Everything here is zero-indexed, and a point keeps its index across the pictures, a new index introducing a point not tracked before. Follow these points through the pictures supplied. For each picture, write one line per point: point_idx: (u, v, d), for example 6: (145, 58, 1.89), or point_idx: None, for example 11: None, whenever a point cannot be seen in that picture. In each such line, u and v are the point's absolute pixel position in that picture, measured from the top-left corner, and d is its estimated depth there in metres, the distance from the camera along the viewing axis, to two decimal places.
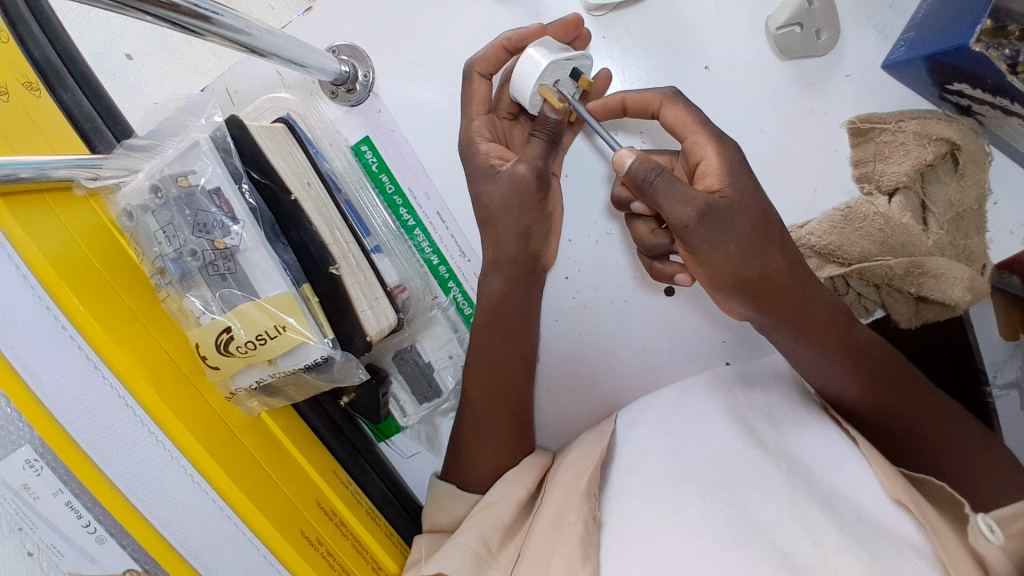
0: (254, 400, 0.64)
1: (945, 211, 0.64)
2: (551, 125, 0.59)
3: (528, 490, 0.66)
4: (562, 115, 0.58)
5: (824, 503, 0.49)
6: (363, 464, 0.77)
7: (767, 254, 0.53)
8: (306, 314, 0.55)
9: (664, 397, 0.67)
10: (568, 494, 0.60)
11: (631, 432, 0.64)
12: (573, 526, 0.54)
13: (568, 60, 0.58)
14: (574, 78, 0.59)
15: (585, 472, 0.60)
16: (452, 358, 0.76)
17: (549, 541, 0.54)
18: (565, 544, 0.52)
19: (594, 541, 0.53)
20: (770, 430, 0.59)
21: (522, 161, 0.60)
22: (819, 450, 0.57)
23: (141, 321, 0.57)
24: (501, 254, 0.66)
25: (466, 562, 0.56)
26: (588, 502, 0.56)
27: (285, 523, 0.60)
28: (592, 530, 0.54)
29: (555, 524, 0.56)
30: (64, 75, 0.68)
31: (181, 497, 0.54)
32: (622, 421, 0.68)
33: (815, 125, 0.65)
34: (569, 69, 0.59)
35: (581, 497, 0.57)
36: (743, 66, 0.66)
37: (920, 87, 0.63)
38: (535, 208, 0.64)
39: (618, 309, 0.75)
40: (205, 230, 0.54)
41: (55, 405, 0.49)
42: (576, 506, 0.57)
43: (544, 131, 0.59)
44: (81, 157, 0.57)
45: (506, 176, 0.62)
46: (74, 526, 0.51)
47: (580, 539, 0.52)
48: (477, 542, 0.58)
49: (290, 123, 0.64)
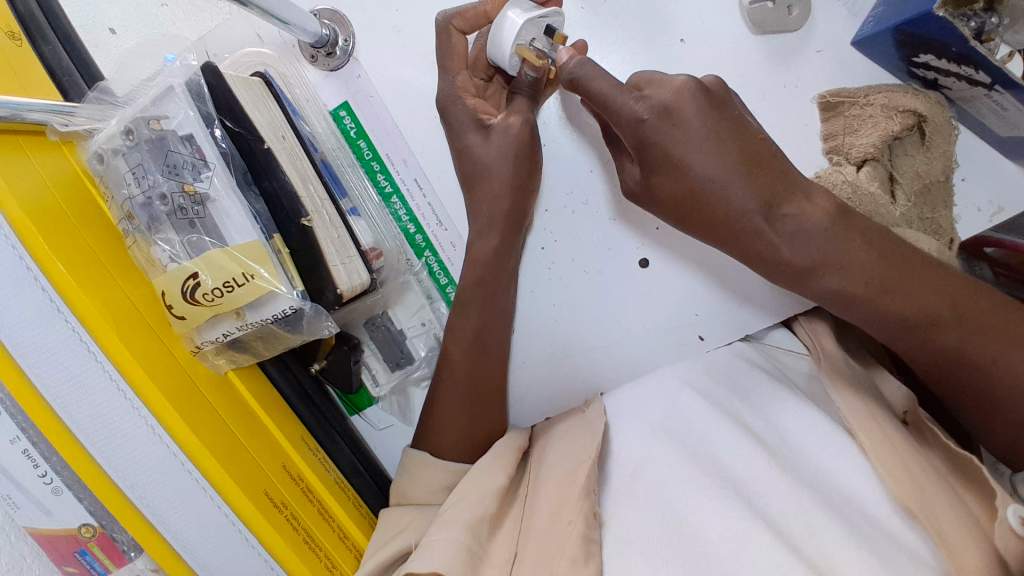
0: (221, 357, 0.63)
1: (912, 182, 0.65)
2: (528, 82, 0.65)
3: (508, 475, 0.65)
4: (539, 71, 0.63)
5: (837, 512, 0.52)
6: (332, 432, 0.75)
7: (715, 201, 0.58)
8: (275, 265, 0.55)
9: (648, 390, 0.68)
10: (565, 488, 0.59)
11: (628, 423, 0.66)
12: (573, 524, 0.55)
13: (542, 18, 0.61)
14: (549, 35, 0.62)
15: (583, 466, 0.60)
16: (425, 325, 0.76)
17: (551, 542, 0.55)
18: (567, 542, 0.54)
19: (595, 538, 0.55)
20: (761, 425, 0.62)
21: (514, 114, 0.65)
22: (801, 437, 0.60)
23: (106, 268, 0.56)
24: (497, 210, 0.67)
25: (461, 561, 0.55)
26: (588, 497, 0.57)
27: (249, 484, 0.59)
28: (592, 526, 0.55)
29: (553, 521, 0.57)
30: (46, 29, 0.68)
31: (140, 449, 0.53)
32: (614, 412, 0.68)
33: (786, 100, 0.67)
34: (544, 26, 0.61)
35: (580, 493, 0.58)
36: (717, 40, 0.67)
37: (888, 63, 0.65)
38: (527, 167, 0.67)
39: (594, 282, 0.75)
40: (176, 172, 0.53)
41: (14, 345, 0.48)
42: (572, 502, 0.57)
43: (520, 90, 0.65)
44: (56, 103, 0.56)
45: (500, 130, 0.66)
46: (30, 476, 0.50)
47: (581, 537, 0.54)
48: (468, 536, 0.57)
49: (267, 79, 0.63)
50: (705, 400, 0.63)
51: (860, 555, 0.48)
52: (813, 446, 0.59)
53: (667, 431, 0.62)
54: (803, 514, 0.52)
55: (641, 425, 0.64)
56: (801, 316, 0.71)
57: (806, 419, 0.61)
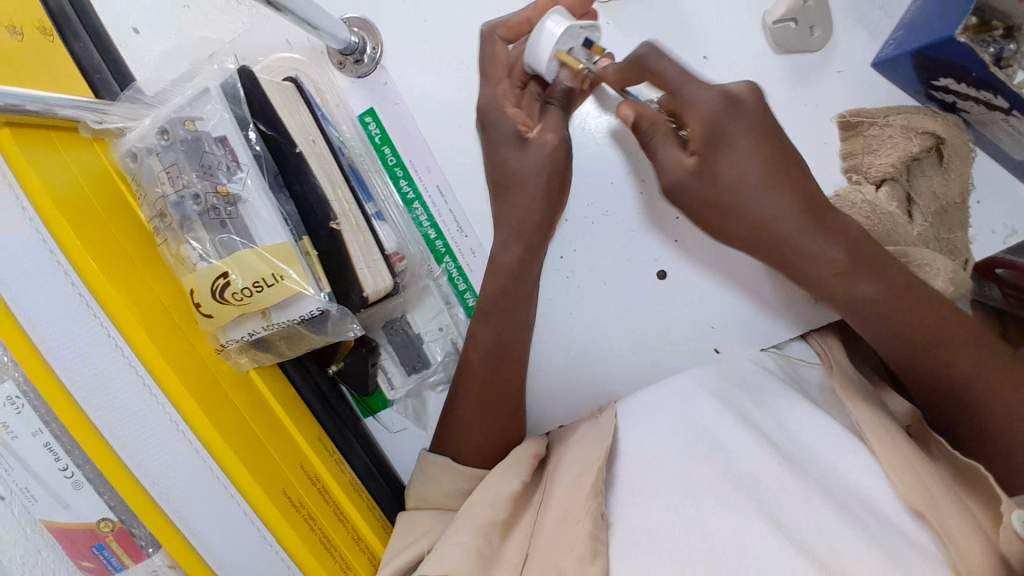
0: (244, 356, 0.64)
1: (930, 203, 0.66)
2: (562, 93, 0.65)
3: (522, 481, 0.65)
4: (576, 81, 0.64)
5: (848, 513, 0.52)
6: (348, 435, 0.76)
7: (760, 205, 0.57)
8: (305, 266, 0.56)
9: (662, 394, 0.69)
10: (575, 487, 0.60)
11: (638, 426, 0.66)
12: (582, 524, 0.55)
13: (582, 29, 0.62)
14: (587, 46, 0.62)
15: (592, 468, 0.60)
16: (442, 331, 0.77)
17: (557, 540, 0.55)
18: (575, 541, 0.54)
19: (602, 538, 0.55)
20: (775, 429, 0.62)
21: (549, 131, 0.65)
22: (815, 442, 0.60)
23: (134, 264, 0.57)
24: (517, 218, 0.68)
25: (469, 562, 0.55)
26: (597, 498, 0.57)
27: (268, 482, 0.59)
28: (600, 527, 0.55)
29: (562, 521, 0.57)
30: (77, 26, 0.68)
31: (164, 443, 0.54)
32: (624, 415, 0.69)
33: (807, 119, 0.68)
34: (584, 37, 0.62)
35: (589, 493, 0.57)
36: (741, 59, 0.68)
37: (907, 85, 0.66)
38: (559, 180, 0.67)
39: (612, 292, 0.77)
40: (210, 173, 0.54)
41: (41, 339, 0.49)
42: (582, 503, 0.57)
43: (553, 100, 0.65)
44: (89, 100, 0.58)
45: (536, 144, 0.66)
46: (51, 468, 0.52)
47: (589, 535, 0.54)
48: (478, 539, 0.57)
49: (299, 83, 0.64)
50: (721, 403, 0.64)
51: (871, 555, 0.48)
52: (826, 448, 0.59)
53: (678, 433, 0.62)
54: (812, 511, 0.53)
55: (651, 429, 0.65)
56: (816, 331, 0.72)
57: (819, 427, 0.61)
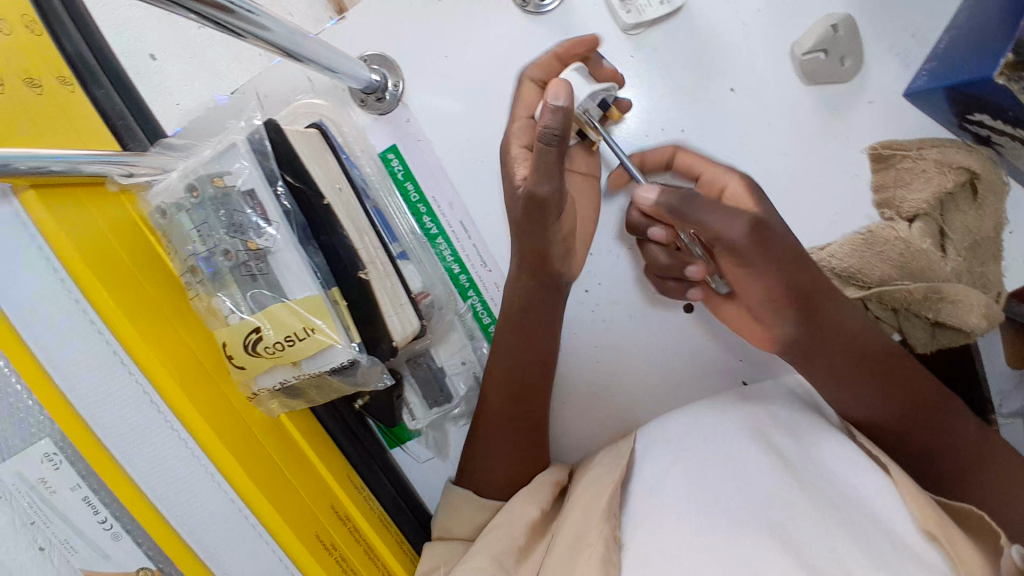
0: (275, 400, 0.64)
1: (963, 238, 0.65)
2: (558, 125, 0.51)
3: (542, 509, 0.66)
4: (569, 99, 0.51)
5: (853, 530, 0.50)
6: (375, 468, 0.76)
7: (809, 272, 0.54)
8: (334, 317, 0.56)
9: (682, 414, 0.68)
10: (587, 512, 0.60)
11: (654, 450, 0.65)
12: (594, 546, 0.55)
13: (600, 89, 0.63)
14: (602, 104, 0.64)
15: (605, 491, 0.61)
16: (465, 364, 0.77)
17: (568, 563, 0.56)
18: (585, 565, 0.54)
19: (614, 560, 0.55)
20: (796, 447, 0.61)
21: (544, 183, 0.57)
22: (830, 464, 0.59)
23: (166, 316, 0.57)
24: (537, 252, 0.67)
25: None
26: (608, 521, 0.58)
27: (300, 526, 0.60)
28: (611, 549, 0.55)
29: (573, 546, 0.57)
30: (97, 73, 0.68)
31: (200, 495, 0.54)
32: (643, 438, 0.69)
33: (838, 151, 0.68)
34: (599, 96, 0.64)
35: (601, 517, 0.58)
36: (770, 90, 0.68)
37: (939, 115, 0.65)
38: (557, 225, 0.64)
39: (636, 322, 0.76)
40: (240, 231, 0.54)
41: (76, 397, 0.49)
42: (595, 525, 0.58)
43: (555, 143, 0.53)
44: (116, 154, 0.57)
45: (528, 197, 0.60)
46: (89, 522, 0.51)
47: (600, 559, 0.54)
48: (493, 564, 0.58)
49: (323, 129, 0.65)
50: (742, 425, 0.63)
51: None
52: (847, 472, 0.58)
53: (691, 454, 0.61)
54: (823, 535, 0.49)
55: (666, 450, 0.64)
56: None
57: (841, 453, 0.60)
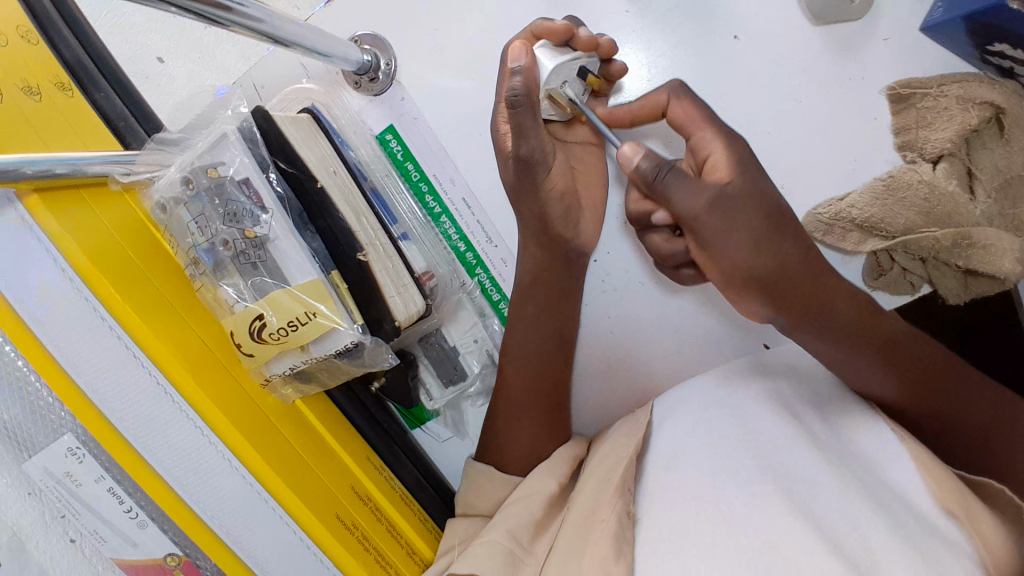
0: (288, 388, 0.64)
1: (992, 177, 0.61)
2: (520, 85, 0.56)
3: (559, 482, 0.65)
4: (525, 59, 0.58)
5: (876, 500, 0.48)
6: (396, 450, 0.77)
7: (779, 248, 0.52)
8: (335, 300, 0.56)
9: (699, 382, 0.67)
10: (601, 486, 0.60)
11: (668, 419, 0.64)
12: (607, 522, 0.55)
13: (576, 61, 0.62)
14: (582, 77, 0.63)
15: (620, 464, 0.60)
16: (478, 343, 0.77)
17: (583, 539, 0.55)
18: (597, 543, 0.53)
19: (627, 538, 0.54)
20: (823, 425, 0.59)
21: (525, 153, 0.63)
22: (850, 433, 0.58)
23: (175, 309, 0.57)
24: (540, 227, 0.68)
25: (500, 563, 0.56)
26: (621, 496, 0.57)
27: (321, 507, 0.60)
28: (626, 526, 0.54)
29: (587, 521, 0.57)
30: (95, 75, 0.70)
31: (219, 480, 0.55)
32: (659, 409, 0.67)
33: (851, 93, 0.64)
34: (578, 68, 0.63)
35: (614, 492, 0.57)
36: (775, 36, 0.65)
37: (960, 49, 0.61)
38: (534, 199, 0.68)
39: (650, 291, 0.75)
40: (236, 219, 0.55)
41: (94, 390, 0.50)
42: (608, 501, 0.57)
43: (523, 95, 0.57)
44: (116, 154, 0.58)
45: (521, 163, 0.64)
46: (116, 511, 0.51)
47: (612, 537, 0.53)
48: (508, 538, 0.58)
49: (315, 114, 0.66)
50: (761, 395, 0.61)
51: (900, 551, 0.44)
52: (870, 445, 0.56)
53: (708, 421, 0.60)
54: (848, 509, 0.48)
55: (686, 421, 0.62)
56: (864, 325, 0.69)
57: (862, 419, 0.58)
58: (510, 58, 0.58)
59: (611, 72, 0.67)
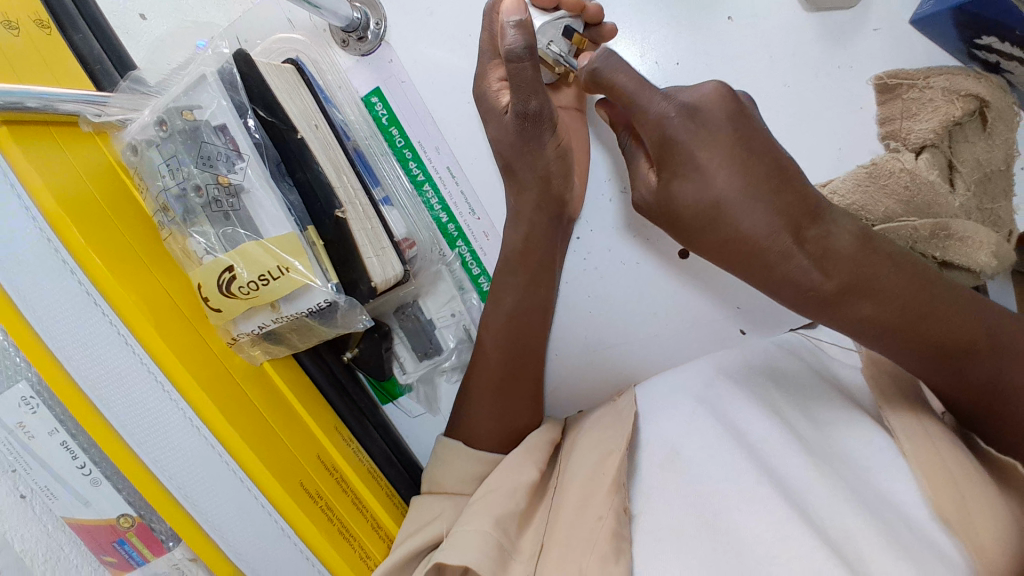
0: (257, 348, 0.63)
1: (972, 170, 0.62)
2: (522, 44, 0.52)
3: (539, 469, 0.63)
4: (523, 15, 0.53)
5: (865, 505, 0.48)
6: (366, 423, 0.75)
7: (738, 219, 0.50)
8: (310, 257, 0.54)
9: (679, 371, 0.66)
10: (592, 481, 0.57)
11: (656, 411, 0.62)
12: (604, 521, 0.52)
13: (559, 19, 0.64)
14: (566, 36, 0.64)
15: (612, 458, 0.57)
16: (455, 315, 0.76)
17: (576, 534, 0.53)
18: (596, 540, 0.51)
19: (625, 535, 0.52)
20: (807, 423, 0.57)
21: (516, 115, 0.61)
22: (822, 414, 0.58)
23: (140, 257, 0.54)
24: (525, 202, 0.68)
25: (490, 554, 0.53)
26: (618, 492, 0.54)
27: (285, 474, 0.57)
28: (623, 523, 0.52)
29: (579, 515, 0.54)
30: (75, 17, 0.67)
31: (178, 438, 0.51)
32: (640, 397, 0.66)
33: (839, 81, 0.65)
34: (562, 27, 0.63)
35: (610, 487, 0.54)
36: (768, 19, 0.65)
37: (947, 44, 0.62)
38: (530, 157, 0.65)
39: (631, 272, 0.74)
40: (209, 163, 0.53)
41: (51, 338, 0.47)
42: (602, 497, 0.54)
43: (525, 59, 0.52)
44: (87, 92, 0.56)
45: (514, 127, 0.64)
46: (68, 467, 0.49)
47: (612, 536, 0.51)
48: (496, 530, 0.55)
49: (299, 66, 0.63)
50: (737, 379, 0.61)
51: (877, 536, 0.45)
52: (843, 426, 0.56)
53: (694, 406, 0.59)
54: (832, 501, 0.49)
55: (675, 417, 0.59)
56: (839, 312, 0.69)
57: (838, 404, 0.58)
58: (505, 13, 0.52)
59: (600, 35, 0.66)
